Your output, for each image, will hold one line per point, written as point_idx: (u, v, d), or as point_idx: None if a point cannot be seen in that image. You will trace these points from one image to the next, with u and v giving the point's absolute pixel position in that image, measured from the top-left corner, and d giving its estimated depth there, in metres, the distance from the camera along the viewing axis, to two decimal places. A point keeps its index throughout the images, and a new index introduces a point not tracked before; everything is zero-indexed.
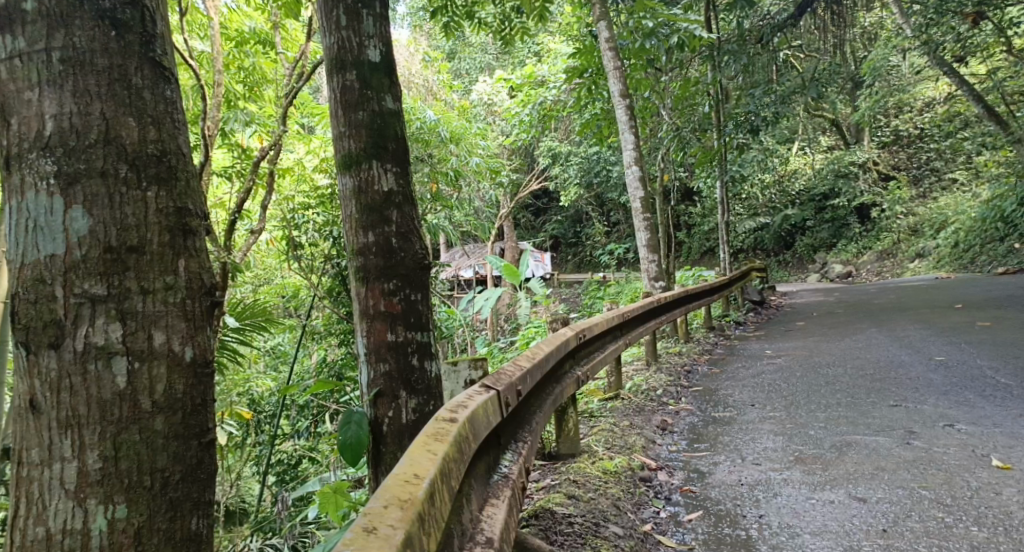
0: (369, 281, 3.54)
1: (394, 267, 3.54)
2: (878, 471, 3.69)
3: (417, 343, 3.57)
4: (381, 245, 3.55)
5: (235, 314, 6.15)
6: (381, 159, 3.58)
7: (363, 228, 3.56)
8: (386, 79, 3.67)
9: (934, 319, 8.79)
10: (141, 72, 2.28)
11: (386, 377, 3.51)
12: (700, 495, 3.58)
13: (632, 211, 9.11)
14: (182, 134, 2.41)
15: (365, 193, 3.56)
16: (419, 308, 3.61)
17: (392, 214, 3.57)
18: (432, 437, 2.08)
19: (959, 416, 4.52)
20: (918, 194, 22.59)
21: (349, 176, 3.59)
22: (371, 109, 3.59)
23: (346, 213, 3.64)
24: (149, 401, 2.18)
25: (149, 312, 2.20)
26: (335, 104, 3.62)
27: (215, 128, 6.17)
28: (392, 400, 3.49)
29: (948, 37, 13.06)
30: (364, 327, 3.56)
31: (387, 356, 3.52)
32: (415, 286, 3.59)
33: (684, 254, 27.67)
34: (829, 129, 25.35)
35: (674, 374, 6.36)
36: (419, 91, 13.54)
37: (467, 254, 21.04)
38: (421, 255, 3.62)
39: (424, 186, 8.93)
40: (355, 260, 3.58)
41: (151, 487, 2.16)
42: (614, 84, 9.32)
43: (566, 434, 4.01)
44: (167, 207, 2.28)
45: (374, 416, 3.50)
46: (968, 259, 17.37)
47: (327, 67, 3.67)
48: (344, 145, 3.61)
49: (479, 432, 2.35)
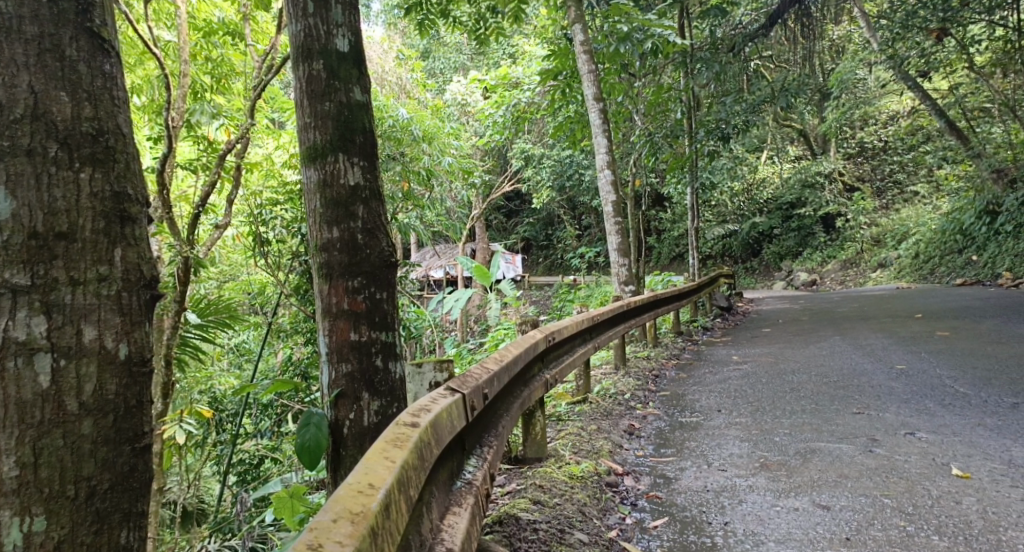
0: (332, 278, 3.45)
1: (359, 264, 3.46)
2: (841, 479, 3.70)
3: (381, 344, 3.50)
4: (346, 242, 3.46)
5: (198, 310, 6.00)
6: (348, 152, 3.50)
7: (327, 223, 3.47)
8: (354, 70, 3.58)
9: (896, 328, 8.91)
10: (76, 43, 2.16)
11: (348, 377, 3.43)
12: (666, 501, 3.56)
13: (604, 214, 9.09)
14: (122, 112, 2.28)
15: (331, 186, 3.47)
16: (384, 307, 3.53)
17: (358, 210, 3.49)
18: (391, 443, 2.02)
19: (920, 424, 4.56)
20: (881, 205, 22.99)
21: (314, 169, 3.51)
22: (338, 100, 3.52)
23: (310, 207, 3.54)
24: (75, 402, 2.06)
25: (78, 306, 2.09)
26: (301, 94, 3.53)
27: (180, 118, 6.00)
28: (354, 401, 3.42)
29: (914, 51, 13.30)
30: (326, 325, 3.47)
31: (349, 356, 3.44)
32: (379, 284, 3.51)
33: (654, 259, 27.85)
34: (797, 139, 25.69)
35: (642, 378, 6.34)
36: (392, 89, 13.41)
37: (437, 254, 20.97)
38: (387, 253, 3.55)
39: (395, 185, 8.84)
40: (319, 257, 3.48)
41: (75, 497, 2.04)
42: (588, 87, 9.30)
43: (533, 438, 3.95)
44: (102, 191, 2.16)
45: (335, 418, 3.41)
46: (927, 270, 17.72)
47: (293, 56, 3.58)
48: (309, 137, 3.52)
49: (443, 437, 2.29)
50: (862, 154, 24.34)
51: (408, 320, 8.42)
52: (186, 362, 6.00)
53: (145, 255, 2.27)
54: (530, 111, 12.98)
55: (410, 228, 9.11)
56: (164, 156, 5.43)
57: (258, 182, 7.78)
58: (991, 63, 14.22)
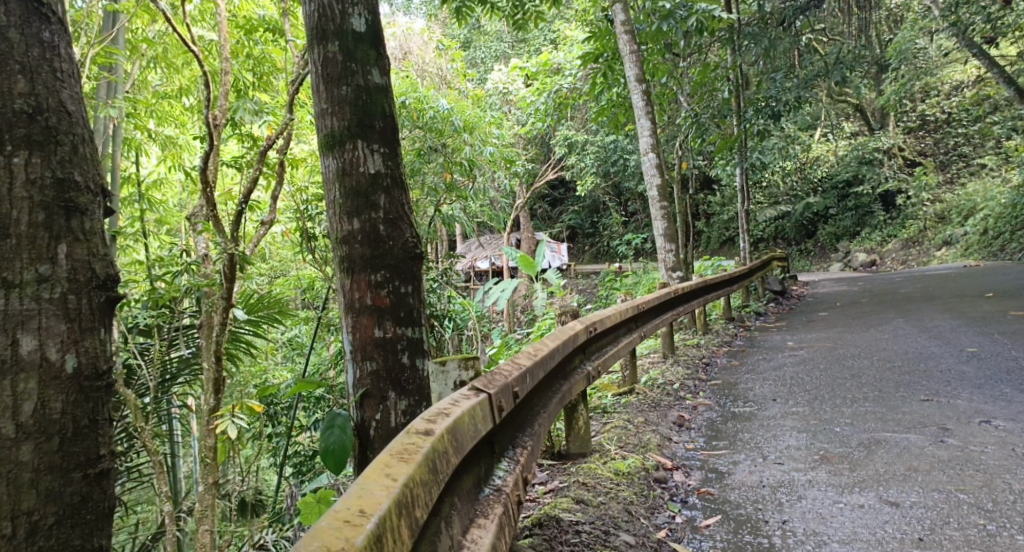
0: (355, 272, 3.45)
1: (382, 257, 3.45)
2: (910, 472, 3.47)
3: (407, 340, 3.49)
4: (368, 233, 3.45)
5: (248, 305, 5.98)
6: (367, 139, 3.49)
7: (348, 214, 3.47)
8: (371, 51, 3.58)
9: (964, 309, 8.51)
10: (8, 12, 2.44)
11: (373, 376, 3.42)
12: (719, 498, 3.39)
13: (649, 200, 8.86)
14: (65, 89, 2.53)
15: (350, 174, 3.47)
16: (409, 302, 3.52)
17: (380, 199, 3.48)
18: (396, 456, 1.95)
19: (995, 411, 4.28)
20: (945, 179, 22.17)
21: (333, 157, 3.50)
22: (356, 84, 3.51)
23: (330, 197, 3.55)
24: (14, 424, 2.29)
25: (16, 311, 2.33)
26: (317, 78, 3.54)
27: (221, 119, 5.64)
28: (380, 401, 3.41)
29: (978, 16, 12.68)
30: (350, 322, 3.47)
31: (374, 354, 3.43)
32: (404, 278, 3.50)
33: (703, 243, 27.34)
34: (852, 115, 24.87)
35: (692, 368, 6.15)
36: (433, 79, 13.31)
37: (483, 245, 20.93)
38: (411, 243, 3.54)
39: (438, 176, 8.79)
40: (341, 249, 3.49)
41: (15, 534, 2.25)
42: (630, 69, 9.06)
43: (576, 433, 3.80)
44: (42, 178, 2.42)
45: (361, 418, 3.41)
46: (997, 247, 17.08)
47: (308, 38, 3.57)
48: (326, 123, 3.53)
49: (463, 443, 2.20)
50: (923, 128, 23.63)
51: (455, 311, 8.34)
52: (238, 357, 6.07)
53: (99, 262, 2.51)
54: (573, 96, 12.72)
55: (453, 219, 9.03)
56: (205, 153, 5.25)
57: (306, 176, 7.78)
58: None
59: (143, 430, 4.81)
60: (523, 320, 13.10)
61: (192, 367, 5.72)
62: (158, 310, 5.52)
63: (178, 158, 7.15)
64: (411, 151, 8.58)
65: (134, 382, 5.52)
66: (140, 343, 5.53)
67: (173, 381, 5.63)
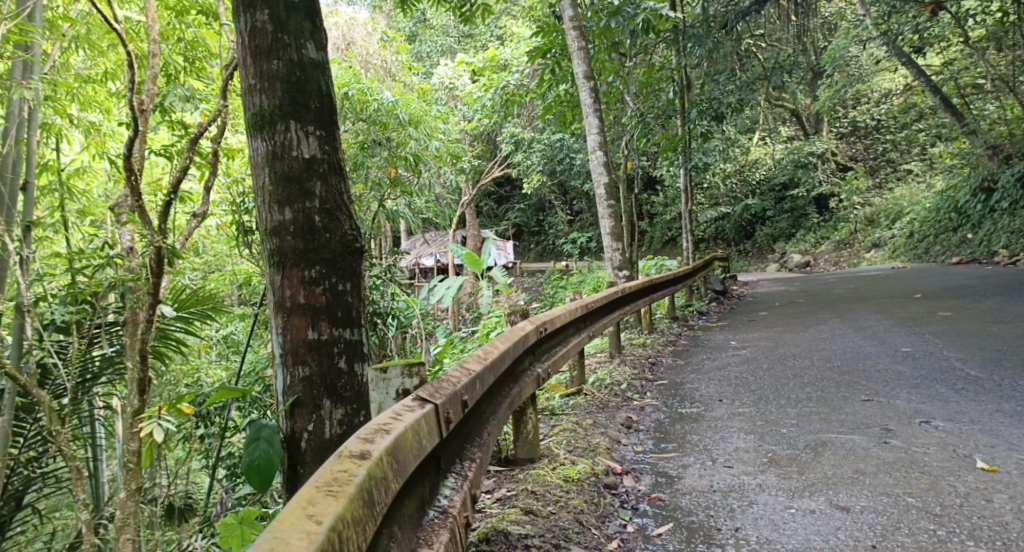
0: (286, 268, 3.25)
1: (317, 251, 3.27)
2: (857, 476, 3.44)
3: (345, 342, 3.32)
4: (301, 224, 3.26)
5: (178, 301, 5.64)
6: (301, 120, 3.30)
7: (279, 202, 3.27)
8: (306, 23, 3.37)
9: (896, 309, 8.71)
10: None
11: (306, 382, 3.24)
12: (670, 504, 3.30)
13: (596, 197, 8.78)
14: None
15: (281, 158, 3.28)
16: (347, 300, 3.34)
17: (315, 187, 3.30)
18: (323, 489, 1.89)
19: (934, 411, 4.31)
20: (874, 184, 22.95)
21: (262, 138, 3.30)
22: (288, 58, 3.30)
23: (259, 183, 3.33)
24: None
25: None
26: (244, 50, 3.32)
27: (149, 103, 5.12)
28: (314, 410, 3.24)
29: (907, 26, 13.11)
30: (281, 322, 3.27)
31: (306, 358, 3.25)
32: (341, 274, 3.32)
33: (646, 243, 27.59)
34: (790, 120, 25.39)
35: (638, 368, 6.09)
36: (377, 72, 12.95)
37: (427, 242, 20.65)
38: (350, 237, 3.35)
39: (381, 171, 8.60)
40: (271, 242, 3.28)
41: None
42: (578, 66, 8.97)
43: (524, 438, 3.67)
44: None
45: (292, 430, 3.23)
46: (922, 249, 17.60)
47: (233, 6, 3.35)
48: (254, 101, 3.31)
49: (405, 463, 2.13)
50: (855, 133, 24.31)
51: (399, 309, 8.14)
52: (168, 355, 5.75)
53: None
54: (519, 93, 12.60)
55: (398, 215, 8.80)
56: (130, 139, 4.82)
57: (242, 169, 7.45)
58: (984, 37, 13.98)
59: (58, 435, 4.49)
60: (467, 318, 12.95)
61: (116, 365, 5.39)
62: (77, 306, 5.18)
63: (103, 145, 6.76)
64: (354, 144, 8.31)
65: (50, 382, 5.21)
66: (56, 341, 5.20)
67: (95, 381, 5.30)
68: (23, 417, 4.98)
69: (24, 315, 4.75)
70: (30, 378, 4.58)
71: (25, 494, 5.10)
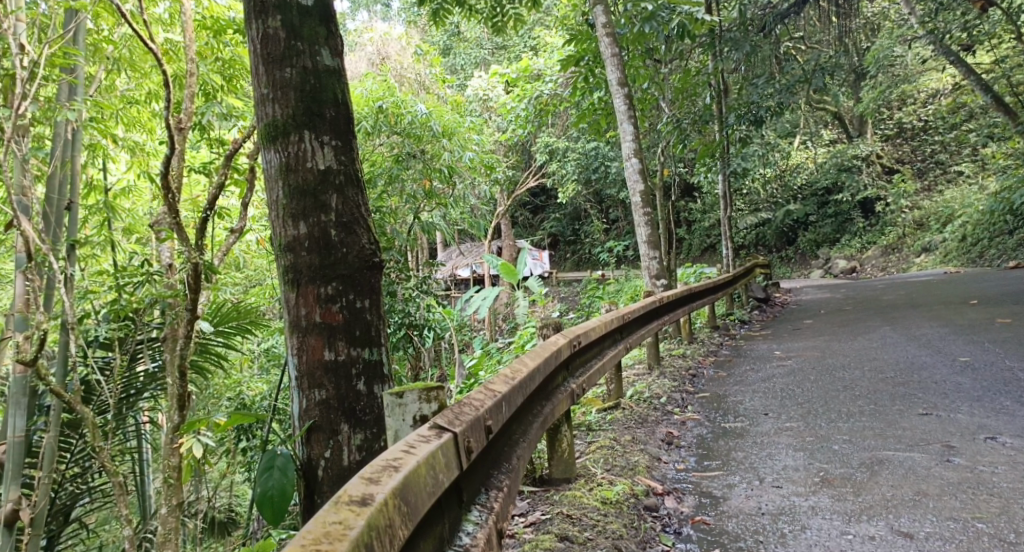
0: (301, 285, 3.20)
1: (334, 266, 3.21)
2: (919, 498, 3.23)
3: (364, 363, 3.24)
4: (317, 238, 3.21)
5: (215, 317, 5.60)
6: (316, 130, 3.26)
7: (294, 216, 3.22)
8: (321, 29, 3.34)
9: (950, 316, 8.37)
10: None
11: (322, 406, 3.17)
12: (715, 529, 3.14)
13: (632, 205, 8.61)
14: None
15: (296, 170, 3.24)
16: (365, 318, 3.27)
17: (331, 200, 3.25)
18: (313, 547, 1.76)
19: (1000, 427, 4.06)
20: (923, 187, 22.34)
21: (276, 150, 3.26)
22: (301, 66, 3.27)
23: (273, 196, 3.30)
24: None
25: None
26: (257, 59, 3.30)
27: (189, 123, 4.84)
28: (331, 435, 3.16)
29: (955, 24, 12.75)
30: (296, 342, 3.22)
31: (323, 381, 3.19)
32: (359, 291, 3.25)
33: (684, 251, 27.22)
34: (831, 123, 24.85)
35: (678, 379, 5.91)
36: (412, 85, 12.92)
37: (463, 253, 20.62)
38: (368, 251, 3.29)
39: (417, 183, 8.57)
40: (286, 258, 3.24)
41: None
42: (612, 72, 8.83)
43: (559, 457, 3.54)
44: None
45: (308, 456, 3.15)
46: (976, 253, 17.07)
47: (247, 14, 3.33)
48: (267, 111, 3.28)
49: (412, 507, 2.01)
50: (900, 136, 23.71)
51: (435, 321, 8.07)
52: (208, 370, 5.73)
53: None
54: (553, 103, 12.47)
55: (433, 227, 8.73)
56: (167, 154, 4.55)
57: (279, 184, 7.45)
58: None
59: (100, 451, 4.39)
60: (504, 329, 12.84)
61: (158, 381, 5.39)
62: (119, 322, 5.17)
63: (145, 165, 6.83)
64: (388, 157, 8.28)
65: (94, 398, 5.19)
66: (99, 357, 5.21)
67: (139, 395, 5.31)
68: (69, 433, 4.98)
69: (69, 331, 4.72)
70: (75, 394, 4.54)
71: (73, 508, 5.10)
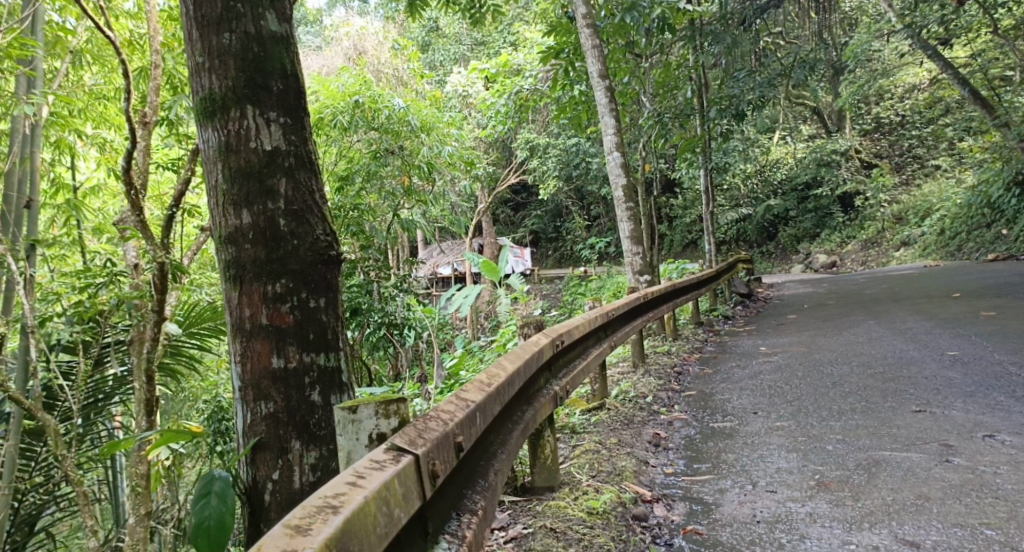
0: (245, 284, 2.98)
1: (284, 260, 3.00)
2: (922, 503, 3.07)
3: (318, 370, 3.03)
4: (263, 228, 3.00)
5: (187, 319, 5.31)
6: (261, 105, 3.05)
7: (237, 204, 3.01)
8: None
9: (935, 310, 8.27)
10: None
11: (270, 420, 2.95)
12: (709, 540, 2.96)
13: (615, 200, 8.41)
14: None
15: (237, 151, 3.02)
16: (320, 319, 3.07)
17: (280, 185, 3.04)
18: None
19: (997, 424, 3.92)
20: (901, 181, 22.43)
21: (213, 129, 3.04)
22: (241, 33, 3.06)
23: (211, 181, 3.08)
24: None
25: None
26: (193, 27, 3.07)
27: (155, 116, 4.54)
28: (280, 455, 2.94)
29: (932, 17, 12.55)
30: (240, 347, 3.00)
31: (271, 391, 2.97)
32: (312, 289, 3.04)
33: (667, 247, 27.19)
34: (811, 118, 24.87)
35: (664, 378, 5.73)
36: (389, 81, 12.59)
37: (444, 251, 20.40)
38: (322, 243, 3.08)
39: (395, 181, 8.35)
40: (227, 251, 3.02)
41: None
42: (592, 64, 8.62)
43: (542, 464, 3.36)
44: None
45: (254, 478, 2.93)
46: (954, 247, 17.05)
47: None
48: (203, 83, 3.06)
49: None
50: (878, 130, 23.78)
51: (415, 320, 7.83)
52: (180, 374, 5.46)
53: None
54: (533, 98, 12.25)
55: (413, 225, 8.51)
56: (128, 148, 4.22)
57: None
58: (1014, 26, 13.57)
59: (63, 460, 4.13)
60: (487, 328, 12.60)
61: (128, 385, 5.14)
62: (84, 325, 4.88)
63: (115, 162, 6.53)
64: (366, 153, 8.07)
65: (59, 404, 4.93)
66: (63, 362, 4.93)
67: (108, 401, 5.06)
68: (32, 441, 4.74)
69: (28, 336, 4.41)
70: (36, 401, 4.26)
71: (39, 518, 4.80)
